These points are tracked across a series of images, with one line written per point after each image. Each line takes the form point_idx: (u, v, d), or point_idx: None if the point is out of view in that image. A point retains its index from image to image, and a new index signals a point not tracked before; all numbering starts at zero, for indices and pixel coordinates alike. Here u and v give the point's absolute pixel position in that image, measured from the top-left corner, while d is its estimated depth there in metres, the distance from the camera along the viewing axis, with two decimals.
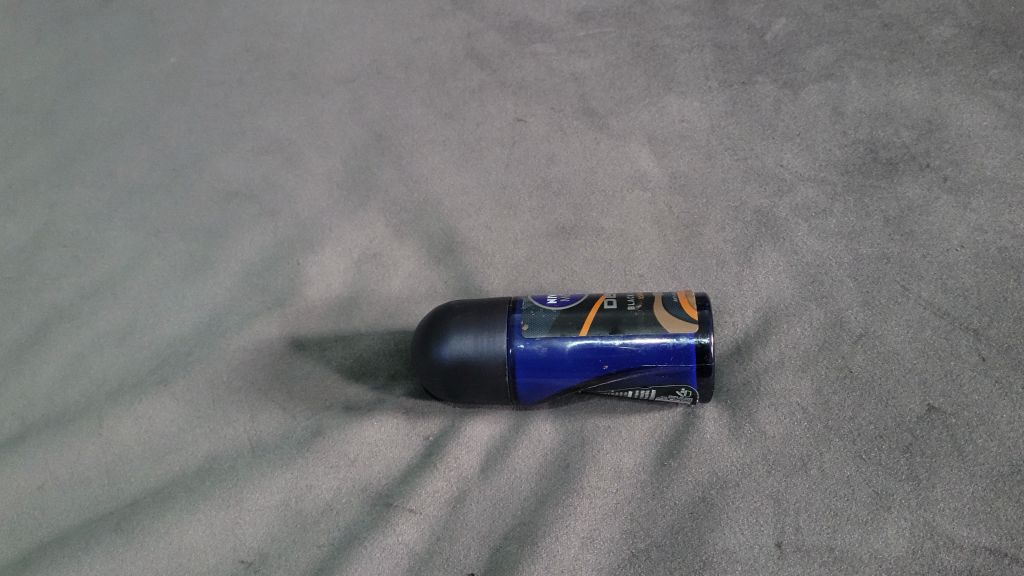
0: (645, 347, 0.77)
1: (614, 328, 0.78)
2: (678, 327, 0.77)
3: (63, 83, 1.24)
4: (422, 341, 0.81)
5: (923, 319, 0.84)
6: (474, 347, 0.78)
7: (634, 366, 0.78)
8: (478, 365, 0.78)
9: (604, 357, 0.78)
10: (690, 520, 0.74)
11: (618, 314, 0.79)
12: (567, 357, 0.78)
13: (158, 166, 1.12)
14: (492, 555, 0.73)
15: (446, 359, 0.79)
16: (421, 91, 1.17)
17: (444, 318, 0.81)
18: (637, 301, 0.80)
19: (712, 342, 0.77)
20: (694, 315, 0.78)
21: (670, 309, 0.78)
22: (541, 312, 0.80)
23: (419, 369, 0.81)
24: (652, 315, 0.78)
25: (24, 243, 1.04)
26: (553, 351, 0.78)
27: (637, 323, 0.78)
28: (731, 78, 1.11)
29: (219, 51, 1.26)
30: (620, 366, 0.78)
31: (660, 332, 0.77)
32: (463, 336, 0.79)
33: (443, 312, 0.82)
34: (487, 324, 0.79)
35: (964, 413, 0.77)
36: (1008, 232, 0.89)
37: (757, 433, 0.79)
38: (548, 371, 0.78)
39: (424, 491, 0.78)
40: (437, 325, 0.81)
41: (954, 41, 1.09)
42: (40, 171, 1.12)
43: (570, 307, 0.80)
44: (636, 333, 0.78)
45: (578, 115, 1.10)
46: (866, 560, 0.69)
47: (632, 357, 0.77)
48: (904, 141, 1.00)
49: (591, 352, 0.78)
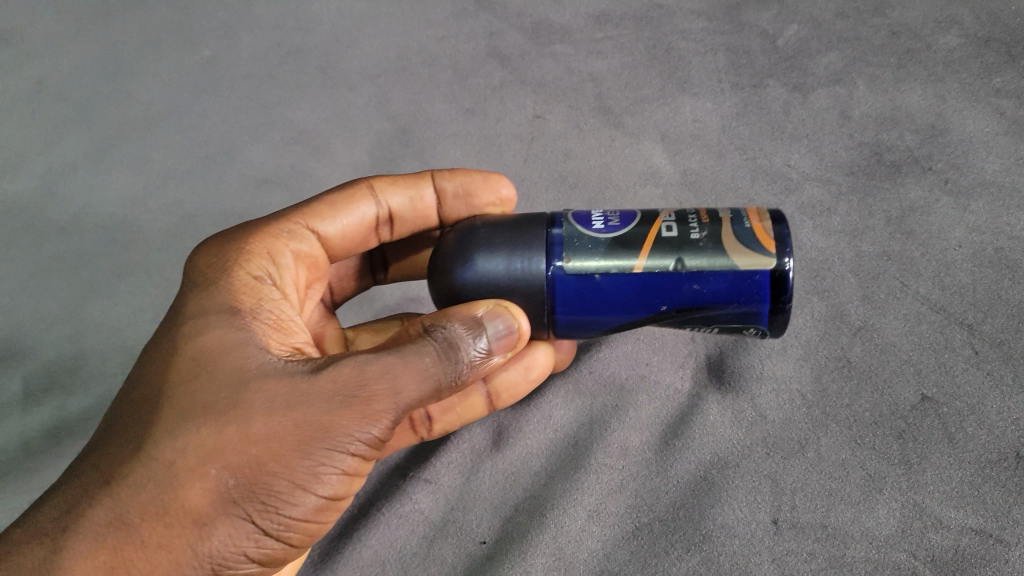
0: (712, 287, 0.67)
1: (674, 256, 0.67)
2: (749, 256, 0.66)
3: (101, 72, 1.27)
4: (446, 259, 0.72)
5: (920, 313, 0.88)
6: (505, 273, 0.69)
7: (697, 306, 0.68)
8: (511, 285, 0.69)
9: (662, 297, 0.68)
10: (692, 496, 0.79)
11: (680, 244, 0.67)
12: (617, 296, 0.68)
13: (192, 154, 1.17)
14: (503, 526, 0.79)
15: (472, 282, 0.69)
16: (444, 89, 1.20)
17: (470, 235, 0.72)
18: (699, 219, 0.69)
19: (790, 267, 0.67)
20: (769, 238, 0.67)
21: (743, 240, 0.67)
22: (586, 232, 0.70)
23: (437, 288, 0.72)
24: (720, 245, 0.67)
25: (64, 225, 1.10)
26: (598, 286, 0.68)
27: (701, 251, 0.67)
28: (744, 81, 1.15)
29: (251, 45, 1.29)
30: (680, 307, 0.68)
31: (727, 263, 0.66)
32: (493, 255, 0.69)
33: (473, 228, 0.73)
34: (526, 240, 0.70)
35: (956, 403, 0.81)
36: (1005, 233, 0.93)
37: (757, 416, 0.83)
38: (593, 310, 0.69)
39: (440, 463, 0.84)
40: (462, 247, 0.71)
41: (960, 50, 1.12)
42: (79, 156, 1.17)
43: (622, 228, 0.70)
44: (701, 267, 0.67)
45: (595, 114, 1.15)
46: (856, 537, 0.74)
47: (695, 299, 0.67)
48: (908, 145, 1.03)
49: (647, 292, 0.68)
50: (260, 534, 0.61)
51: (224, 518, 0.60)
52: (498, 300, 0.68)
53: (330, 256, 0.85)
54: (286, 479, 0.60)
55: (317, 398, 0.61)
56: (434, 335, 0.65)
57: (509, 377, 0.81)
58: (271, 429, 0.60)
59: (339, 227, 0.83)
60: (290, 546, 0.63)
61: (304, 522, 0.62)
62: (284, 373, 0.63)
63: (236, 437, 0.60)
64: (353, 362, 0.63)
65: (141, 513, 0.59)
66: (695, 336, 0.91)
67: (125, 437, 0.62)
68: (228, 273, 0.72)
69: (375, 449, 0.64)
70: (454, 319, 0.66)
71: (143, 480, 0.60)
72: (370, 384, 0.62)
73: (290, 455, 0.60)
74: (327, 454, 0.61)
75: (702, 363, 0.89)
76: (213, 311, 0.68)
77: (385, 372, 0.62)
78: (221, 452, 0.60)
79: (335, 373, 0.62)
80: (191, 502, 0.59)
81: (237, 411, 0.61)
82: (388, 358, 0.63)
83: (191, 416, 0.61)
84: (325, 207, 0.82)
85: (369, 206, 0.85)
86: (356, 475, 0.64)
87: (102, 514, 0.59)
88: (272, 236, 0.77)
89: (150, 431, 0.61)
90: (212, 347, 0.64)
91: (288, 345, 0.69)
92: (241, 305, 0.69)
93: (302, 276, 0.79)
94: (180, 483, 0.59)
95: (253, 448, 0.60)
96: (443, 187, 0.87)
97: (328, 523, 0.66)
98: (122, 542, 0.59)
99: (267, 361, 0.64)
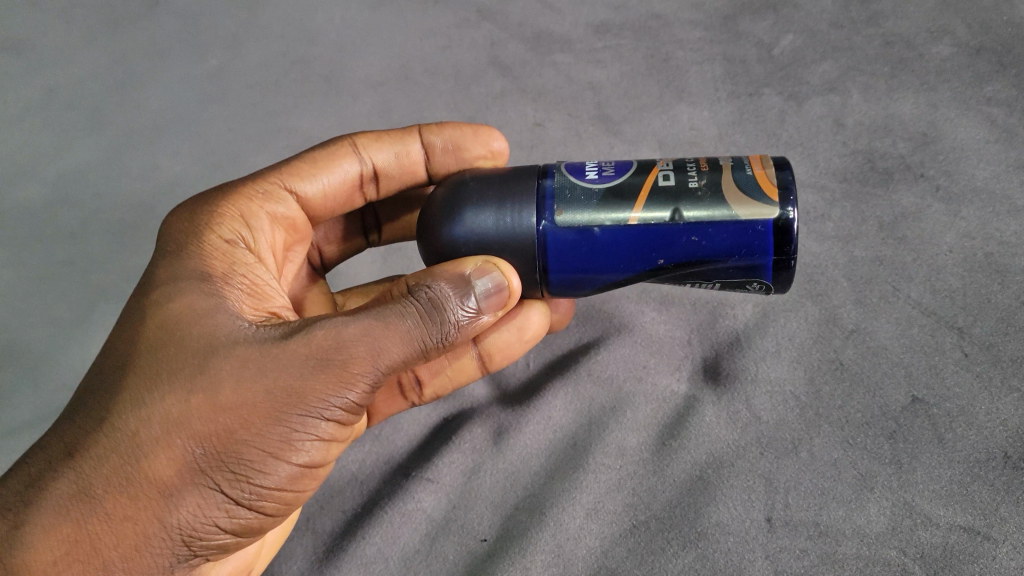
0: (711, 240, 0.67)
1: (672, 207, 0.67)
2: (751, 205, 0.66)
3: (110, 81, 1.29)
4: (435, 215, 0.73)
5: (912, 316, 0.90)
6: (494, 227, 0.70)
7: (697, 258, 0.68)
8: (501, 243, 0.70)
9: (660, 251, 0.68)
10: (688, 494, 0.81)
11: (677, 195, 0.67)
12: (613, 249, 0.68)
13: (199, 161, 1.19)
14: (504, 523, 0.82)
15: (462, 238, 0.71)
16: (446, 97, 1.23)
17: (459, 189, 0.74)
18: (699, 168, 0.69)
19: (794, 216, 0.66)
20: (772, 187, 0.67)
21: (744, 190, 0.67)
22: (580, 184, 0.70)
23: (427, 247, 0.74)
24: (720, 195, 0.67)
25: (74, 230, 1.13)
26: (594, 239, 0.68)
27: (700, 202, 0.67)
28: (740, 89, 1.17)
29: (257, 54, 1.31)
30: (678, 260, 0.68)
31: (727, 214, 0.66)
32: (483, 211, 0.71)
33: (461, 184, 0.74)
34: (517, 194, 0.71)
35: (945, 404, 0.83)
36: (995, 239, 0.95)
37: (752, 418, 0.85)
38: (588, 265, 0.70)
39: (442, 463, 0.86)
40: (451, 203, 0.73)
41: (952, 60, 1.13)
42: (89, 163, 1.20)
43: (618, 179, 0.70)
44: (701, 219, 0.67)
45: (594, 122, 1.17)
46: (848, 535, 0.76)
47: (694, 252, 0.67)
48: (900, 152, 1.05)
49: (643, 246, 0.68)
50: (230, 504, 0.62)
51: (193, 488, 0.61)
52: (487, 257, 0.70)
53: (311, 216, 0.87)
54: (257, 447, 0.61)
55: (291, 362, 0.62)
56: (417, 295, 0.66)
57: (501, 339, 0.85)
58: (241, 396, 0.61)
59: (319, 186, 0.85)
60: (265, 516, 0.65)
61: (279, 491, 0.63)
62: (256, 338, 0.64)
63: (206, 405, 0.61)
64: (329, 326, 0.64)
65: (106, 484, 0.60)
66: (691, 339, 0.94)
67: (94, 408, 0.63)
68: (201, 235, 0.73)
69: (351, 413, 0.65)
70: (440, 278, 0.67)
71: (106, 451, 0.61)
72: (345, 348, 0.63)
73: (262, 422, 0.61)
74: (300, 420, 0.62)
75: (697, 367, 0.91)
76: (185, 277, 0.69)
77: (363, 334, 0.63)
78: (191, 419, 0.61)
79: (309, 338, 0.63)
80: (159, 473, 0.60)
81: (205, 377, 0.62)
82: (366, 321, 0.64)
83: (158, 383, 0.62)
84: (305, 167, 0.84)
85: (351, 163, 0.86)
86: (333, 441, 0.66)
87: (66, 487, 0.60)
88: (247, 197, 0.79)
89: (119, 401, 0.62)
90: (182, 313, 0.66)
91: (262, 310, 0.71)
92: (213, 268, 0.71)
93: (278, 237, 0.81)
94: (148, 455, 0.60)
95: (222, 417, 0.61)
96: (432, 141, 0.87)
97: (305, 492, 0.67)
98: (87, 514, 0.60)
99: (237, 328, 0.65)
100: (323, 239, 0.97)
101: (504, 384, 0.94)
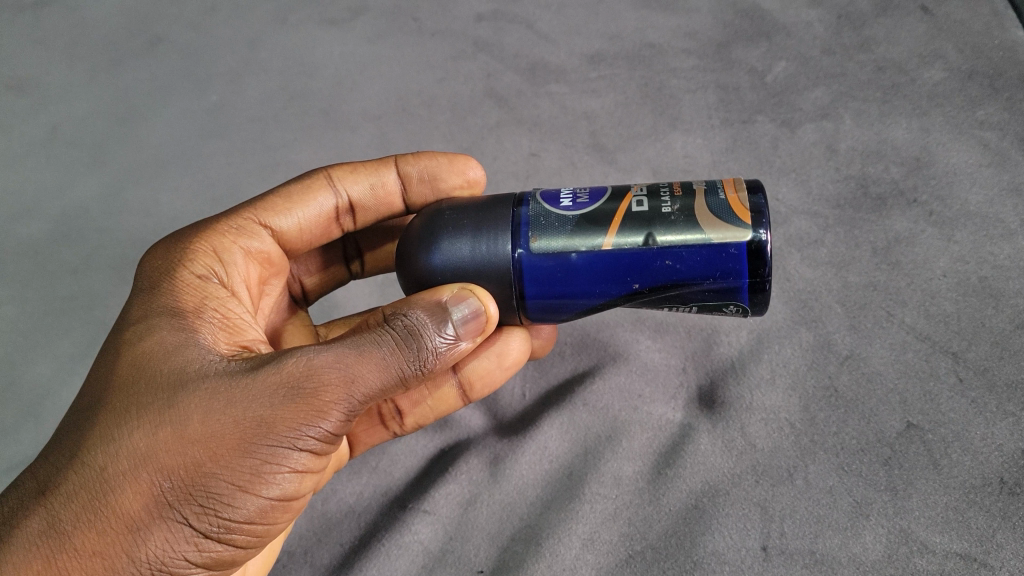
0: (685, 264, 0.67)
1: (645, 232, 0.68)
2: (723, 228, 0.67)
3: (112, 117, 1.31)
4: (412, 245, 0.74)
5: (906, 342, 0.90)
6: (470, 254, 0.71)
7: (671, 283, 0.68)
8: (477, 271, 0.71)
9: (634, 276, 0.69)
10: (683, 524, 0.81)
11: (650, 220, 0.68)
12: (587, 275, 0.69)
13: (199, 195, 1.21)
14: (500, 554, 0.82)
15: (439, 267, 0.72)
16: (443, 129, 1.24)
17: (436, 218, 0.75)
18: (672, 192, 0.70)
19: (767, 238, 0.66)
20: (745, 210, 0.67)
21: (718, 214, 0.67)
22: (554, 211, 0.71)
23: (406, 276, 0.75)
24: (693, 218, 0.67)
25: (76, 265, 1.14)
26: (570, 265, 0.69)
27: (673, 226, 0.68)
28: (733, 117, 1.18)
29: (257, 89, 1.33)
30: (653, 285, 0.69)
31: (701, 238, 0.67)
32: (458, 240, 0.72)
33: (438, 213, 0.75)
34: (492, 222, 0.72)
35: (940, 429, 0.83)
36: (988, 263, 0.95)
37: (747, 445, 0.86)
38: (564, 290, 0.70)
39: (437, 494, 0.87)
40: (428, 232, 0.74)
41: (944, 84, 1.13)
42: (91, 199, 1.21)
43: (592, 205, 0.71)
44: (674, 242, 0.67)
45: (589, 151, 1.18)
46: (844, 562, 0.76)
47: (668, 277, 0.68)
48: (893, 177, 1.06)
49: (618, 271, 0.69)
50: (200, 537, 0.62)
51: (162, 522, 0.61)
52: (463, 284, 0.71)
53: (287, 249, 0.88)
54: (226, 480, 0.62)
55: (261, 393, 0.63)
56: (393, 324, 0.67)
57: (482, 366, 0.85)
58: (210, 429, 0.62)
59: (294, 221, 0.86)
60: (236, 548, 0.65)
61: (250, 524, 0.64)
62: (226, 371, 0.65)
63: (173, 439, 0.62)
64: (300, 356, 0.65)
65: (75, 520, 0.61)
66: (686, 366, 0.94)
67: (67, 446, 0.64)
68: (172, 273, 0.74)
69: (326, 444, 0.65)
70: (416, 307, 0.67)
71: (76, 487, 0.62)
72: (315, 378, 0.63)
73: (231, 454, 0.62)
74: (270, 451, 0.63)
75: (693, 395, 0.92)
76: (155, 313, 0.70)
77: (335, 363, 0.64)
78: (160, 452, 0.62)
79: (280, 368, 0.64)
80: (127, 507, 0.61)
81: (174, 412, 0.63)
82: (338, 351, 0.65)
83: (127, 418, 0.63)
84: (279, 202, 0.85)
85: (326, 197, 0.88)
86: (307, 472, 0.66)
87: (36, 523, 0.61)
88: (220, 233, 0.79)
89: (90, 438, 0.63)
90: (153, 350, 0.67)
91: (235, 344, 0.72)
92: (185, 304, 0.72)
93: (253, 272, 0.81)
94: (117, 490, 0.61)
95: (190, 450, 0.62)
96: (408, 172, 0.89)
97: (279, 524, 0.67)
98: (56, 550, 0.60)
99: (207, 362, 0.66)
100: (303, 271, 0.98)
101: (500, 414, 0.95)
